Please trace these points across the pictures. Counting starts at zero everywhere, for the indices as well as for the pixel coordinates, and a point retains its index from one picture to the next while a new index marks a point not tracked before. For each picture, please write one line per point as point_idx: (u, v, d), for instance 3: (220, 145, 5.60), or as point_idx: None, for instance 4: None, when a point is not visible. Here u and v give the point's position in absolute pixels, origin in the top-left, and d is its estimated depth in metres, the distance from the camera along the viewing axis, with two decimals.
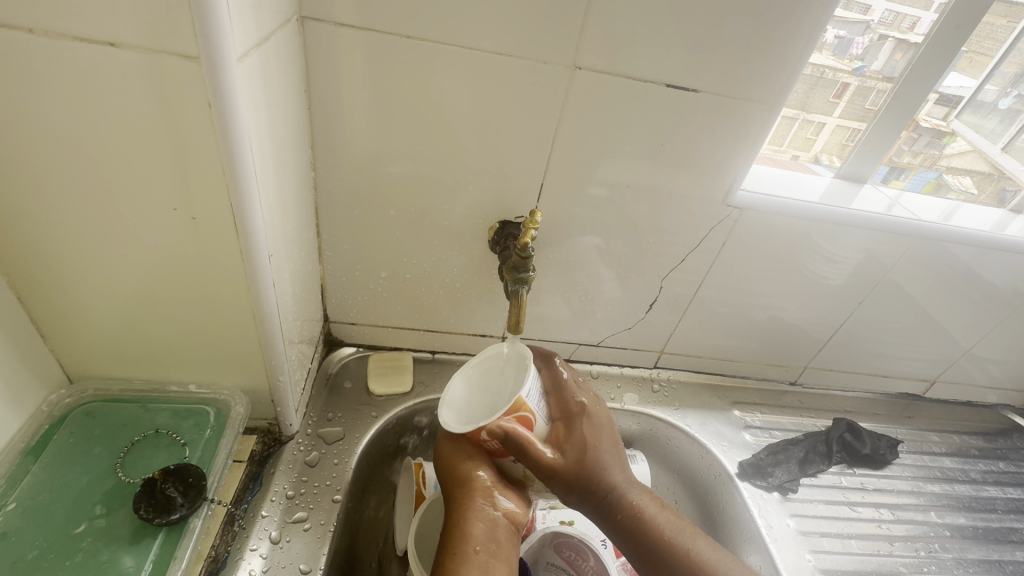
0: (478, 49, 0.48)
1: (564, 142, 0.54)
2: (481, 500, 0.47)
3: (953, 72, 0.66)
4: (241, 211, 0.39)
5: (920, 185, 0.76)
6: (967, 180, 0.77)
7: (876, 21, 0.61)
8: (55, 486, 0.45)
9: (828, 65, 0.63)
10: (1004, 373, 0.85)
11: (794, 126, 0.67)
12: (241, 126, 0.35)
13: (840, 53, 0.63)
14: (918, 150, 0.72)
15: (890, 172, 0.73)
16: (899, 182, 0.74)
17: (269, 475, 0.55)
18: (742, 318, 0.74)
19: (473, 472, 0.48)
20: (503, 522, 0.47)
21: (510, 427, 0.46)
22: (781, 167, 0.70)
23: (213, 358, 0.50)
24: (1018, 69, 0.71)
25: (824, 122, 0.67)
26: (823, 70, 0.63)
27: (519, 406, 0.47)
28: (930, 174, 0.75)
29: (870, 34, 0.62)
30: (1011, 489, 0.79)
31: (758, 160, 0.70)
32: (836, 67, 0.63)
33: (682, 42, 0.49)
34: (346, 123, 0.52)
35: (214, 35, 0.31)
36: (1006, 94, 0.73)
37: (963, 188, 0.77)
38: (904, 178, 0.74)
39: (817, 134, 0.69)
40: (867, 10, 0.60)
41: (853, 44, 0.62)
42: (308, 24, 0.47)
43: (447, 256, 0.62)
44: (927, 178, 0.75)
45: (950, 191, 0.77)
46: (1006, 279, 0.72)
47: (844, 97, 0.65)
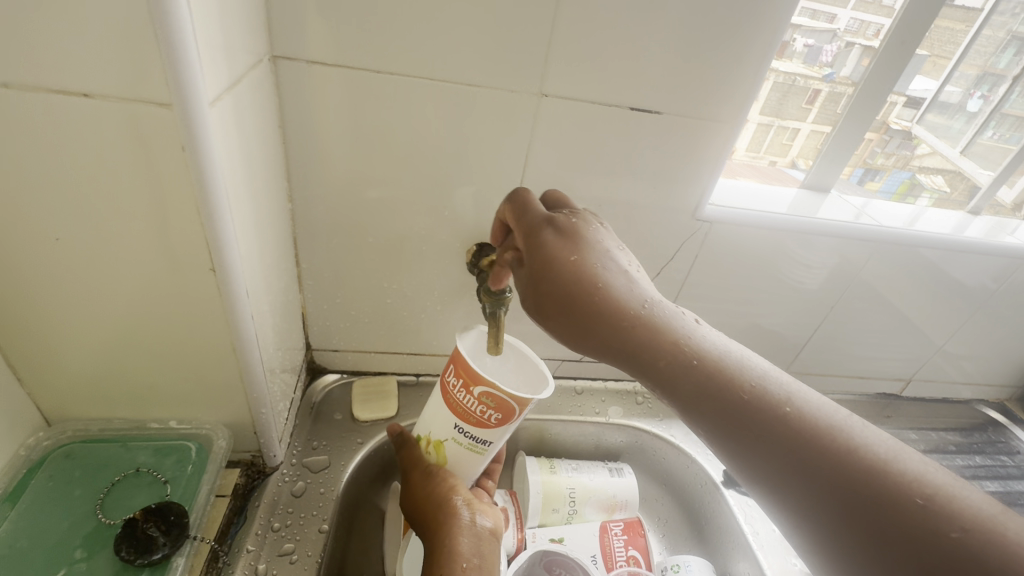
0: (448, 81, 0.50)
1: (536, 166, 0.56)
2: (462, 518, 0.47)
3: (918, 76, 0.70)
4: (217, 247, 0.40)
5: (895, 185, 0.79)
6: (940, 178, 0.81)
7: (842, 29, 0.64)
8: (34, 532, 0.44)
9: (799, 72, 0.66)
10: (978, 368, 0.88)
11: (770, 133, 0.70)
12: (214, 167, 0.36)
13: (810, 61, 0.66)
14: (890, 151, 0.76)
15: (866, 173, 0.77)
16: (875, 182, 0.79)
17: (254, 508, 0.55)
18: (720, 326, 0.76)
19: (450, 494, 0.49)
20: (484, 534, 0.48)
21: (505, 401, 0.46)
22: (758, 172, 0.74)
23: (195, 392, 0.50)
24: (979, 70, 0.75)
25: (799, 127, 0.70)
26: (795, 78, 0.66)
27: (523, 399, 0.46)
28: (904, 174, 0.79)
29: (837, 42, 0.65)
30: (989, 482, 0.80)
31: (738, 167, 0.73)
32: (807, 75, 0.66)
33: (644, 66, 0.51)
34: (322, 155, 0.53)
35: (184, 83, 0.32)
36: (971, 95, 0.77)
37: (936, 186, 0.81)
38: (879, 178, 0.78)
39: (793, 140, 0.72)
40: (833, 19, 0.64)
41: (822, 52, 0.66)
42: (281, 62, 0.48)
43: (427, 280, 0.63)
44: (901, 177, 0.79)
45: (924, 190, 0.81)
46: (972, 277, 0.75)
47: (816, 103, 0.68)
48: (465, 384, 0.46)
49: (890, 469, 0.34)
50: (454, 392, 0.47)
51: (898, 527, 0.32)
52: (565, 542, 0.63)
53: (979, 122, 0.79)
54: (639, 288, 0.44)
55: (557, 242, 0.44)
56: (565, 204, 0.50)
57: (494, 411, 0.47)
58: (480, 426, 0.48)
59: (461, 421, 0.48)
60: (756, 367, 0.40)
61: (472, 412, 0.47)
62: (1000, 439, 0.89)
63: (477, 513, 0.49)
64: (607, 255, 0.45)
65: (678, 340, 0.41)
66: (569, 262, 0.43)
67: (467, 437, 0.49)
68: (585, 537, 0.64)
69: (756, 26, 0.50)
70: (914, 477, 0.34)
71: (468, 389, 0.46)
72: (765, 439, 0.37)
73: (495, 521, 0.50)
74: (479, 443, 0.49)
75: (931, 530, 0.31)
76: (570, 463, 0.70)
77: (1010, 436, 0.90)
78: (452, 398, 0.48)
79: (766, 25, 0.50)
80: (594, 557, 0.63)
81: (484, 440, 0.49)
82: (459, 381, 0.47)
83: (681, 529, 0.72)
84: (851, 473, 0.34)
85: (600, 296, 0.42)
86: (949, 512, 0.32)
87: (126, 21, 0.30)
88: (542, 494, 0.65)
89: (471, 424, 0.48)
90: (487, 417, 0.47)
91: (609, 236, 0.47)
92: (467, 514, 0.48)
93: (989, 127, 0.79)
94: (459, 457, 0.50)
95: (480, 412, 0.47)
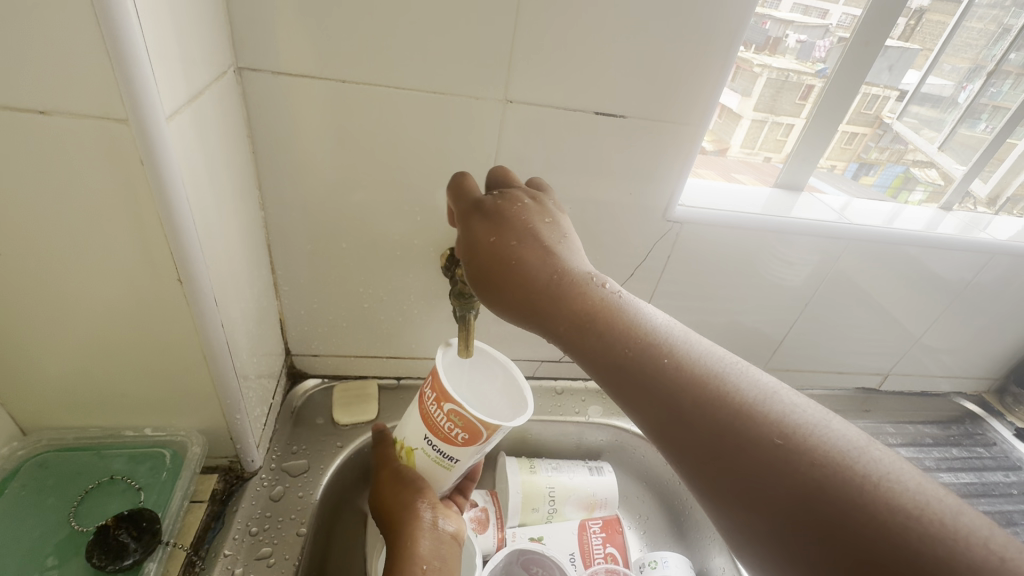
0: (413, 89, 0.51)
1: (505, 170, 0.57)
2: (425, 520, 0.48)
3: (910, 70, 0.73)
4: (181, 258, 0.40)
5: (889, 178, 0.82)
6: (935, 172, 0.83)
7: (834, 25, 0.66)
8: (7, 540, 0.45)
9: (791, 68, 0.68)
10: (955, 361, 0.89)
11: (764, 129, 0.73)
12: (173, 180, 0.37)
13: (804, 57, 0.68)
14: (884, 146, 0.79)
15: (860, 168, 0.80)
16: (869, 177, 0.81)
17: (232, 512, 0.56)
18: (701, 324, 0.77)
19: (416, 498, 0.49)
20: (445, 538, 0.49)
21: (473, 425, 0.46)
22: (755, 169, 0.76)
23: (169, 400, 0.51)
24: (969, 64, 0.76)
25: (793, 123, 0.71)
26: (788, 74, 0.68)
27: (491, 427, 0.46)
28: (898, 168, 0.82)
29: (830, 37, 0.66)
30: (964, 474, 0.82)
31: (739, 165, 0.76)
32: (800, 70, 0.68)
33: (608, 72, 0.52)
34: (292, 163, 0.54)
35: (139, 99, 0.33)
36: (961, 88, 0.78)
37: (930, 180, 0.83)
38: (874, 173, 0.81)
39: (787, 136, 0.72)
40: (825, 15, 0.66)
41: (814, 48, 0.68)
42: (247, 73, 0.48)
43: (403, 285, 0.64)
44: (895, 172, 0.82)
45: (918, 183, 0.83)
46: (948, 271, 0.76)
47: (810, 99, 0.69)
48: (438, 399, 0.47)
49: (768, 422, 0.34)
50: (427, 404, 0.48)
51: (779, 483, 0.32)
52: (544, 541, 0.64)
53: (963, 114, 0.80)
54: (561, 261, 0.43)
55: (478, 223, 0.44)
56: (508, 180, 0.50)
57: (461, 431, 0.47)
58: (446, 442, 0.48)
59: (430, 433, 0.49)
60: (663, 329, 0.40)
61: (441, 427, 0.48)
62: (977, 431, 0.91)
63: (441, 517, 0.50)
64: (529, 229, 0.44)
65: (587, 309, 0.40)
66: (484, 241, 0.43)
67: (435, 451, 0.50)
68: (563, 536, 0.65)
69: (717, 31, 0.51)
70: (799, 432, 0.33)
71: (439, 405, 0.47)
72: (660, 399, 0.37)
73: (459, 527, 0.51)
74: (446, 458, 0.50)
75: (794, 479, 0.32)
76: (550, 462, 0.70)
77: (987, 428, 0.91)
78: (425, 410, 0.49)
79: (727, 28, 0.51)
80: (572, 555, 0.64)
81: (451, 456, 0.49)
82: (433, 395, 0.48)
83: (659, 526, 0.73)
84: (727, 426, 0.34)
85: (510, 272, 0.42)
86: (803, 453, 0.32)
87: (78, 41, 0.31)
88: (522, 494, 0.66)
89: (439, 438, 0.49)
90: (454, 435, 0.48)
91: (541, 210, 0.46)
92: (430, 517, 0.49)
93: (981, 120, 0.80)
94: (429, 468, 0.51)
95: (448, 429, 0.48)
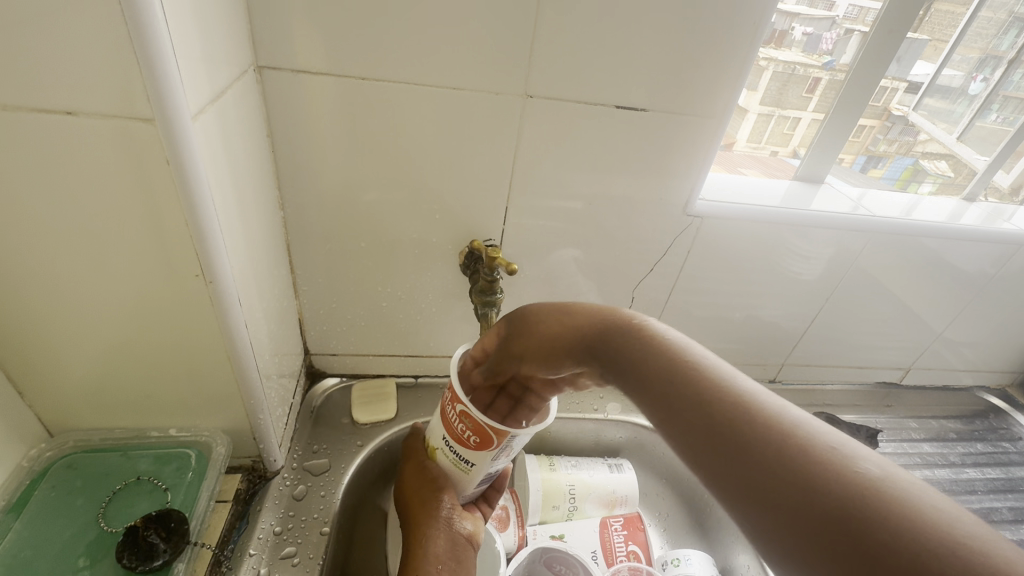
0: (433, 85, 0.50)
1: (524, 166, 0.56)
2: (443, 523, 0.50)
3: (919, 60, 0.71)
4: (207, 259, 0.40)
5: (897, 171, 0.80)
6: (942, 164, 0.81)
7: (840, 16, 0.64)
8: (39, 542, 0.45)
9: (798, 61, 0.66)
10: (977, 355, 0.88)
11: (771, 122, 0.71)
12: (200, 179, 0.37)
13: (810, 49, 0.66)
14: (893, 137, 0.77)
15: (868, 160, 0.78)
16: (877, 169, 0.80)
17: (256, 512, 0.56)
18: (717, 320, 0.76)
19: (437, 498, 0.51)
20: (460, 539, 0.51)
21: (482, 428, 0.45)
22: (760, 163, 0.74)
23: (194, 401, 0.51)
24: (979, 54, 0.75)
25: (800, 117, 0.70)
26: (795, 67, 0.66)
27: (500, 431, 0.45)
28: (907, 161, 0.80)
29: (836, 29, 0.65)
30: (989, 470, 0.81)
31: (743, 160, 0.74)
32: (807, 63, 0.66)
33: (628, 65, 0.51)
34: (311, 161, 0.54)
35: (166, 98, 0.33)
36: (972, 78, 0.77)
37: (940, 172, 0.81)
38: (882, 166, 0.79)
39: (793, 128, 0.72)
40: (831, 7, 0.64)
41: (821, 40, 0.66)
42: (266, 72, 0.48)
43: (422, 282, 0.64)
44: (904, 164, 0.80)
45: (927, 175, 0.81)
46: (970, 263, 0.75)
47: (817, 91, 0.68)
48: (452, 400, 0.47)
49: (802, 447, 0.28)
50: (445, 405, 0.48)
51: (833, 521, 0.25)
52: (566, 540, 0.65)
53: (977, 107, 0.79)
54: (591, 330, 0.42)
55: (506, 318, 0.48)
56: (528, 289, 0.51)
57: (473, 434, 0.46)
58: (461, 445, 0.48)
59: (447, 435, 0.49)
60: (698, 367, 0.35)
61: (455, 429, 0.47)
62: (1001, 426, 0.89)
63: (458, 519, 0.51)
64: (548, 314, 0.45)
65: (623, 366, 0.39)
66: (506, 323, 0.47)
67: (452, 454, 0.49)
68: (585, 533, 0.66)
69: (738, 22, 0.50)
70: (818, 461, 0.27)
71: (453, 406, 0.47)
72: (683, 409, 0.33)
73: (475, 529, 0.52)
74: (463, 462, 0.49)
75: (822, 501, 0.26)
76: (569, 459, 0.70)
77: (1012, 422, 0.90)
78: (443, 411, 0.49)
79: (749, 18, 0.50)
80: (594, 553, 0.64)
81: (467, 460, 0.48)
82: (448, 395, 0.47)
83: (681, 523, 0.73)
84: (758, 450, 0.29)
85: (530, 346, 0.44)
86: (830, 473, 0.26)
87: (104, 40, 0.31)
88: (542, 492, 0.65)
89: (454, 440, 0.48)
90: (467, 438, 0.47)
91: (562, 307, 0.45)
92: (447, 517, 0.51)
93: (993, 110, 0.79)
94: (449, 469, 0.51)
95: (462, 431, 0.47)
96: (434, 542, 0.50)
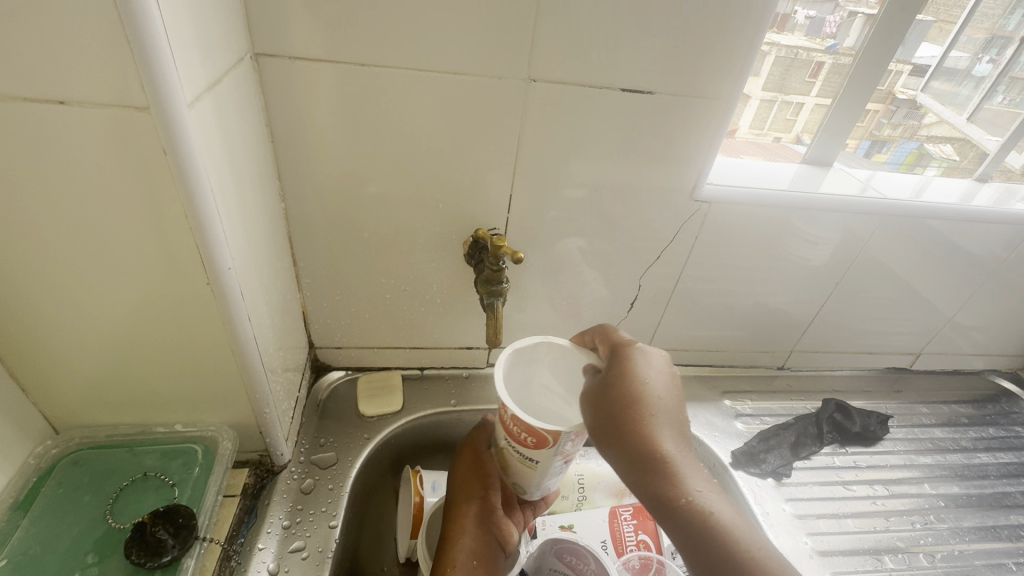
0: (434, 70, 0.49)
1: (528, 153, 0.55)
2: (471, 522, 0.54)
3: (923, 43, 0.69)
4: (208, 251, 0.40)
5: (902, 156, 0.78)
6: (948, 147, 0.80)
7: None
8: (47, 538, 0.45)
9: (801, 45, 0.64)
10: (989, 339, 0.87)
11: (773, 109, 0.70)
12: (198, 169, 0.36)
13: (812, 33, 0.65)
14: (896, 122, 0.75)
15: (872, 146, 0.77)
16: (880, 155, 0.78)
17: (264, 506, 0.56)
18: (725, 308, 0.75)
19: (467, 499, 0.56)
20: (490, 539, 0.54)
21: (535, 430, 0.48)
22: (763, 150, 0.73)
23: (199, 396, 0.50)
24: (985, 35, 0.73)
25: (803, 102, 0.69)
26: (797, 51, 0.65)
27: (550, 432, 0.47)
28: (911, 145, 0.78)
29: (840, 12, 0.64)
30: (1002, 454, 0.81)
31: (744, 147, 0.72)
32: (809, 47, 0.65)
33: (634, 46, 0.50)
34: (311, 152, 0.53)
35: (161, 86, 0.32)
36: (977, 59, 0.75)
37: (945, 156, 0.79)
38: (887, 151, 0.78)
39: (796, 115, 0.70)
40: None
41: (825, 23, 0.64)
42: (263, 60, 0.47)
43: (427, 273, 0.63)
44: (908, 148, 0.78)
45: (932, 159, 0.79)
46: (981, 247, 0.73)
47: (820, 76, 0.67)
48: (503, 407, 0.50)
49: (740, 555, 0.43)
50: (501, 411, 0.52)
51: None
52: (575, 530, 0.63)
53: (985, 88, 0.77)
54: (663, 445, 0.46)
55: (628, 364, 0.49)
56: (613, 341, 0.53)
57: (528, 434, 0.49)
58: (522, 445, 0.51)
59: (508, 438, 0.52)
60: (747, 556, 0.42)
61: (514, 432, 0.51)
62: (1012, 410, 0.89)
63: (487, 519, 0.54)
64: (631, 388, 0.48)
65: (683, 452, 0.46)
66: (626, 389, 0.48)
67: (515, 452, 0.52)
68: (594, 524, 0.64)
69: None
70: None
71: (506, 414, 0.50)
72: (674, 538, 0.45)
73: (509, 532, 0.54)
74: (528, 459, 0.52)
75: None
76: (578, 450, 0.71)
77: (1023, 406, 0.89)
78: (501, 416, 0.52)
79: None
80: (604, 543, 0.63)
81: (530, 458, 0.51)
82: (500, 403, 0.51)
83: None
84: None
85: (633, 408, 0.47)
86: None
87: (95, 26, 0.30)
88: None
89: (515, 441, 0.52)
90: (524, 438, 0.50)
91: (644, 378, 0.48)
92: (474, 515, 0.54)
93: (998, 92, 0.77)
94: (517, 466, 0.54)
95: (519, 433, 0.50)
96: (462, 540, 0.53)
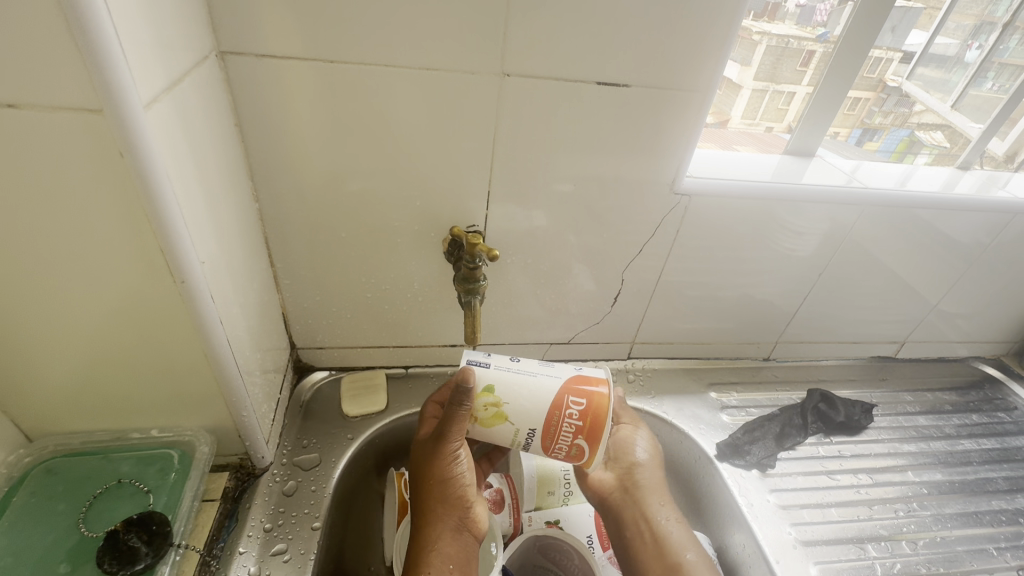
0: (405, 66, 0.48)
1: (505, 148, 0.55)
2: (443, 527, 0.53)
3: (913, 30, 0.69)
4: (174, 255, 0.39)
5: (894, 143, 0.78)
6: (938, 134, 0.80)
7: None
8: (19, 548, 0.45)
9: (792, 34, 0.64)
10: (973, 327, 0.87)
11: (765, 98, 0.69)
12: (158, 171, 0.35)
13: (804, 22, 0.65)
14: (888, 109, 0.75)
15: (864, 134, 0.77)
16: (874, 143, 0.78)
17: (245, 510, 0.55)
18: (710, 300, 0.75)
19: (435, 507, 0.53)
20: (463, 540, 0.53)
21: (575, 456, 0.53)
22: (755, 139, 0.73)
23: (174, 401, 0.50)
24: (975, 20, 0.73)
25: (794, 91, 0.69)
26: (788, 39, 0.65)
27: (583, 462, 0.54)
28: (903, 132, 0.78)
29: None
30: (985, 440, 0.81)
31: (738, 137, 0.72)
32: (800, 36, 0.65)
33: (608, 38, 0.49)
34: (284, 151, 0.52)
35: (114, 87, 0.31)
36: (967, 46, 0.75)
37: (936, 142, 0.80)
38: (877, 139, 0.77)
39: (788, 103, 0.70)
40: None
41: (815, 11, 0.64)
42: (230, 58, 0.46)
43: (407, 272, 0.63)
44: (900, 135, 0.78)
45: (923, 146, 0.79)
46: (964, 235, 0.73)
47: (811, 65, 0.66)
48: (581, 429, 0.52)
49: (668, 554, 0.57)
50: (565, 418, 0.52)
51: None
52: (560, 525, 0.64)
53: (971, 73, 0.77)
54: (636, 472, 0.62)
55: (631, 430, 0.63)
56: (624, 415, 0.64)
57: (564, 452, 0.53)
58: (541, 444, 0.53)
59: (540, 430, 0.52)
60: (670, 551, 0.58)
61: (555, 438, 0.53)
62: (996, 396, 0.89)
63: (456, 521, 0.53)
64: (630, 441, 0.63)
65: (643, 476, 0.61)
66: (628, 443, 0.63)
67: (525, 438, 0.53)
68: (580, 518, 0.64)
69: None
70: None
71: (575, 434, 0.52)
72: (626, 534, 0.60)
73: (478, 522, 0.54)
74: (521, 445, 0.54)
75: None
76: None
77: (1006, 393, 0.90)
78: (558, 418, 0.52)
79: None
80: (589, 538, 0.63)
81: (526, 447, 0.54)
82: (578, 422, 0.52)
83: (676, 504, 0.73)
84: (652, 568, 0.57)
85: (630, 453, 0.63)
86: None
87: (41, 26, 0.29)
88: (537, 477, 0.65)
89: (542, 438, 0.53)
90: (555, 447, 0.53)
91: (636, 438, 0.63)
92: (443, 522, 0.53)
93: (988, 78, 0.77)
94: (501, 430, 0.53)
95: (559, 443, 0.53)
96: (434, 548, 0.52)
